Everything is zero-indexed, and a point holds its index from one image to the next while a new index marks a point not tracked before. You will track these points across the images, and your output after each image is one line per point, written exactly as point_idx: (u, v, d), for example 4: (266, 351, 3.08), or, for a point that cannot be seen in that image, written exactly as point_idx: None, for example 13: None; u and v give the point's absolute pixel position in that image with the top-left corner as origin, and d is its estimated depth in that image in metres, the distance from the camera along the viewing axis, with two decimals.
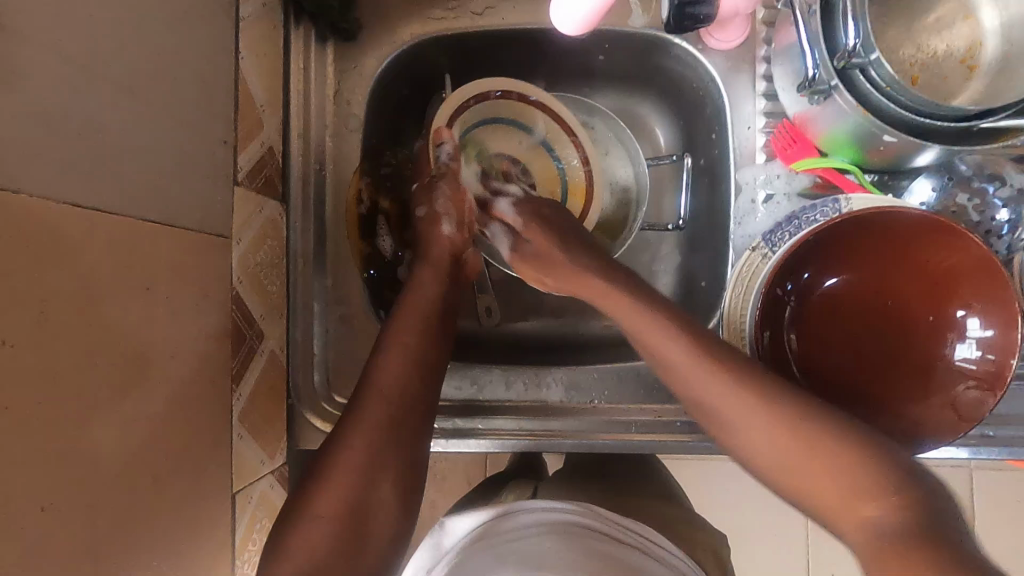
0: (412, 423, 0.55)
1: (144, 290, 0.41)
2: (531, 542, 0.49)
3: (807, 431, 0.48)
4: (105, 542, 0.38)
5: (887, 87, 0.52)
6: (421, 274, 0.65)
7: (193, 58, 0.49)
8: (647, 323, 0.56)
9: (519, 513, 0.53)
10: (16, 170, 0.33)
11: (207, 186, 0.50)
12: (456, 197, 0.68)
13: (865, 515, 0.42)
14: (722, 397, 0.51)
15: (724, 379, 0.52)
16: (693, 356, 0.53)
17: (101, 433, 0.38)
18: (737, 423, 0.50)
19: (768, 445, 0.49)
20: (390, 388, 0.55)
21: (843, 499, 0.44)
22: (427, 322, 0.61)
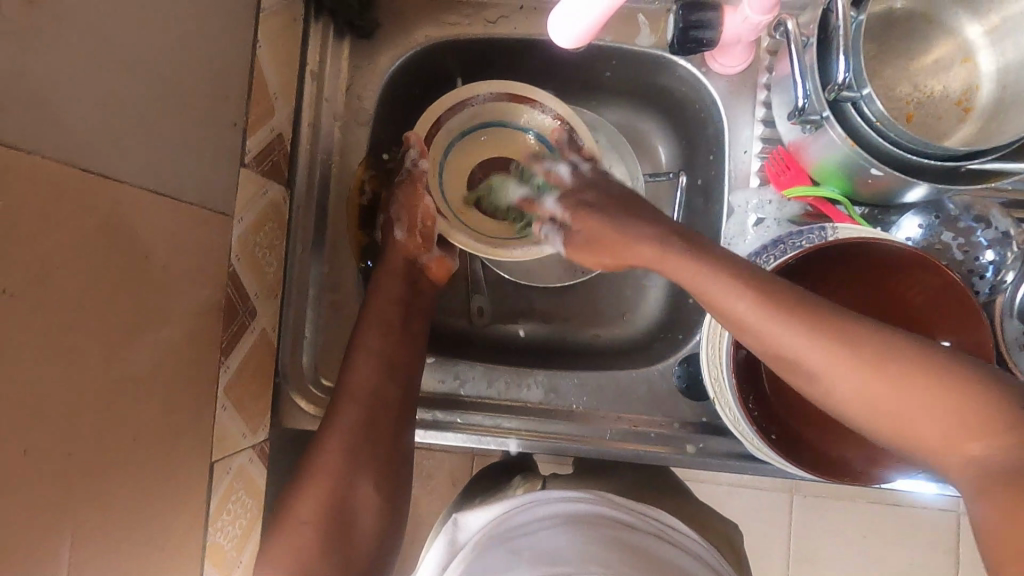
0: (384, 424, 0.61)
1: (143, 257, 0.43)
2: (552, 529, 0.57)
3: (890, 363, 0.44)
4: (82, 491, 0.40)
5: (878, 121, 0.54)
6: (380, 280, 0.67)
7: (212, 44, 0.51)
8: (714, 284, 0.51)
9: (538, 506, 0.61)
10: (33, 132, 0.35)
11: (213, 165, 0.52)
12: (410, 204, 0.67)
13: (969, 452, 0.40)
14: (808, 350, 0.46)
15: (805, 322, 0.47)
16: (757, 312, 0.48)
17: (89, 387, 0.40)
18: (819, 365, 0.46)
19: (855, 392, 0.44)
20: (359, 390, 0.61)
21: (946, 440, 0.41)
22: (391, 324, 0.64)
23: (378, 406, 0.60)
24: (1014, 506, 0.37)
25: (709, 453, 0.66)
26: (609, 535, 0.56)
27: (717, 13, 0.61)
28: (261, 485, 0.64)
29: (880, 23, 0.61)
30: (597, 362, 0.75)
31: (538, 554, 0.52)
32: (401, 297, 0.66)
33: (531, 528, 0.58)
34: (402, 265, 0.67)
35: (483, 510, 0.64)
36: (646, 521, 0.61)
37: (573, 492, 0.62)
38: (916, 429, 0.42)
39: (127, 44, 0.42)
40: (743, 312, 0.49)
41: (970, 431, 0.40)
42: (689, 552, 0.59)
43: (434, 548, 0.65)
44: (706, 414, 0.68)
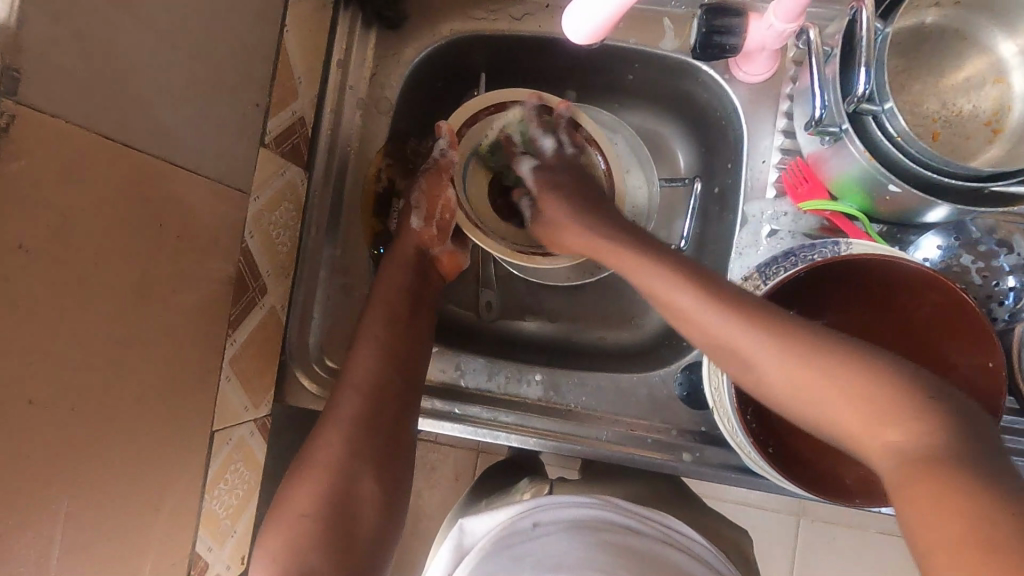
0: (389, 414, 0.61)
1: (158, 226, 0.45)
2: (553, 537, 0.56)
3: (820, 357, 0.45)
4: (83, 445, 0.41)
5: (899, 137, 0.52)
6: (387, 269, 0.68)
7: (240, 26, 0.52)
8: (666, 285, 0.55)
9: (539, 513, 0.60)
10: (60, 97, 0.36)
11: (233, 143, 0.54)
12: (432, 193, 0.71)
13: (886, 441, 0.40)
14: (749, 342, 0.49)
15: (741, 317, 0.50)
16: (698, 303, 0.53)
17: (96, 347, 0.41)
18: (755, 356, 0.49)
19: (781, 378, 0.47)
20: (362, 380, 0.61)
21: (865, 426, 0.42)
22: (394, 313, 0.66)
23: (387, 392, 0.61)
24: (923, 488, 0.36)
25: (704, 463, 0.65)
26: (605, 538, 0.56)
27: (741, 20, 0.60)
28: (260, 458, 0.66)
29: (909, 38, 0.60)
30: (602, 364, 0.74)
31: (543, 563, 0.52)
32: (408, 287, 0.67)
33: (537, 535, 0.57)
34: (413, 253, 0.70)
35: (486, 517, 0.63)
36: (651, 525, 0.60)
37: (576, 497, 0.61)
38: (831, 416, 0.44)
39: (157, 21, 0.43)
40: (686, 304, 0.53)
41: (886, 419, 0.41)
42: (697, 558, 0.59)
43: (440, 551, 0.65)
44: (705, 423, 0.68)
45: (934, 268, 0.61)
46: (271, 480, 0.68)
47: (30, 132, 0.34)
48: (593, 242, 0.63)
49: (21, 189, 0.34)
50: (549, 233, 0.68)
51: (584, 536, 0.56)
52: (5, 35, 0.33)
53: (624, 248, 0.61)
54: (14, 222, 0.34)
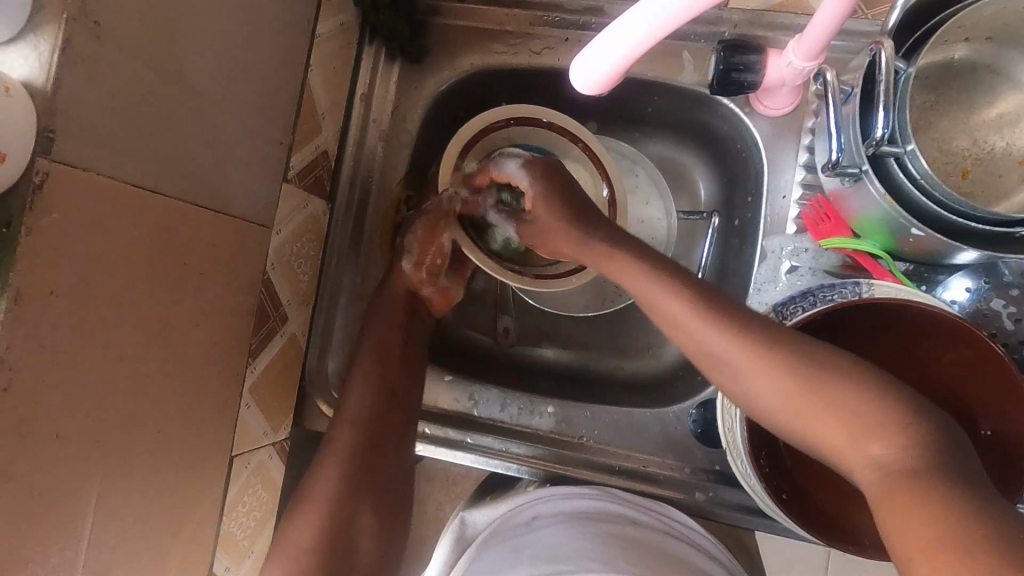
0: (385, 446, 0.63)
1: (181, 265, 0.47)
2: (551, 527, 0.59)
3: (811, 373, 0.47)
4: (107, 475, 0.43)
5: (922, 179, 0.51)
6: (376, 316, 0.68)
7: (266, 69, 0.55)
8: (654, 288, 0.55)
9: (539, 503, 0.63)
10: (90, 152, 0.38)
11: (257, 180, 0.56)
12: (426, 239, 0.69)
13: (870, 453, 0.43)
14: (735, 350, 0.50)
15: (725, 322, 0.51)
16: (693, 312, 0.53)
17: (120, 380, 0.43)
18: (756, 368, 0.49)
19: (773, 398, 0.48)
20: (355, 416, 0.63)
21: (853, 435, 0.44)
22: (387, 351, 0.66)
23: (375, 423, 0.63)
24: (906, 500, 0.40)
25: (719, 503, 0.65)
26: (606, 529, 0.58)
27: (761, 57, 0.60)
28: (279, 479, 0.67)
29: (940, 72, 0.58)
30: (620, 395, 0.74)
31: (539, 556, 0.55)
32: (398, 325, 0.68)
33: (536, 527, 0.60)
34: (404, 295, 0.69)
35: (490, 509, 0.67)
36: (653, 515, 0.62)
37: (574, 489, 0.63)
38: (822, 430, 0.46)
39: (185, 71, 0.45)
40: (676, 309, 0.54)
41: (871, 433, 0.44)
42: (698, 547, 0.61)
43: (440, 541, 0.68)
44: (720, 462, 0.67)
45: (962, 312, 0.60)
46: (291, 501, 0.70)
47: (62, 186, 0.37)
48: (588, 246, 0.61)
49: (52, 239, 0.36)
50: (539, 238, 0.65)
51: (580, 525, 0.58)
52: (41, 98, 0.35)
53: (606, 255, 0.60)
54: (45, 270, 0.36)
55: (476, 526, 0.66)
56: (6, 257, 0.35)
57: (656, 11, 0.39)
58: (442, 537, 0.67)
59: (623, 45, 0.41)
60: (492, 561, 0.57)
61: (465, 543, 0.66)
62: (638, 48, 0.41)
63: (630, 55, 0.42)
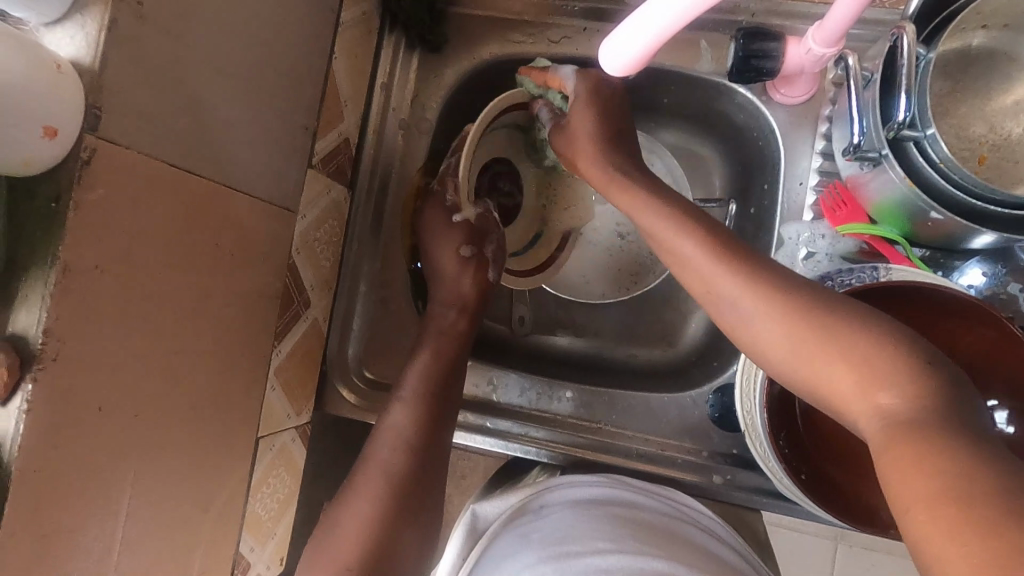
0: (431, 477, 0.62)
1: (213, 245, 0.48)
2: (558, 514, 0.60)
3: (821, 319, 0.45)
4: (141, 450, 0.44)
5: (941, 163, 0.52)
6: (433, 326, 0.68)
7: (293, 55, 0.55)
8: (666, 229, 0.55)
9: (546, 493, 0.63)
10: (132, 131, 0.39)
11: (283, 164, 0.57)
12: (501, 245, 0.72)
13: (879, 403, 0.41)
14: (754, 301, 0.48)
15: (746, 271, 0.50)
16: (704, 254, 0.52)
17: (157, 356, 0.44)
18: (768, 338, 0.48)
19: (780, 344, 0.47)
20: (403, 445, 0.62)
21: (861, 388, 0.42)
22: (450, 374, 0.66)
23: (428, 425, 0.63)
24: (912, 454, 0.37)
25: (737, 486, 0.66)
26: (616, 513, 0.59)
27: (780, 44, 0.60)
28: (302, 463, 0.68)
29: (956, 59, 0.59)
30: (636, 381, 0.75)
31: (548, 540, 0.56)
32: (459, 339, 0.68)
33: (545, 514, 0.61)
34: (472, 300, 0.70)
35: (501, 500, 0.66)
36: (663, 499, 0.63)
37: (581, 475, 0.64)
38: (827, 388, 0.44)
39: (220, 55, 0.46)
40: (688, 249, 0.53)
41: (881, 383, 0.41)
42: (709, 531, 0.61)
43: (454, 533, 0.67)
44: (737, 446, 0.68)
45: (980, 296, 0.61)
46: (311, 485, 0.71)
47: (107, 162, 0.37)
48: (613, 182, 0.62)
49: (97, 215, 0.37)
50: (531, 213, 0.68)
51: (590, 511, 0.59)
52: (89, 76, 0.36)
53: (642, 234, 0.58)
54: (89, 246, 0.37)
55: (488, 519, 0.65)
56: (55, 231, 0.36)
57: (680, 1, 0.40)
58: (454, 533, 0.66)
59: (652, 28, 0.42)
60: (502, 550, 0.58)
61: (477, 534, 0.65)
62: (663, 37, 0.43)
63: (655, 43, 0.43)
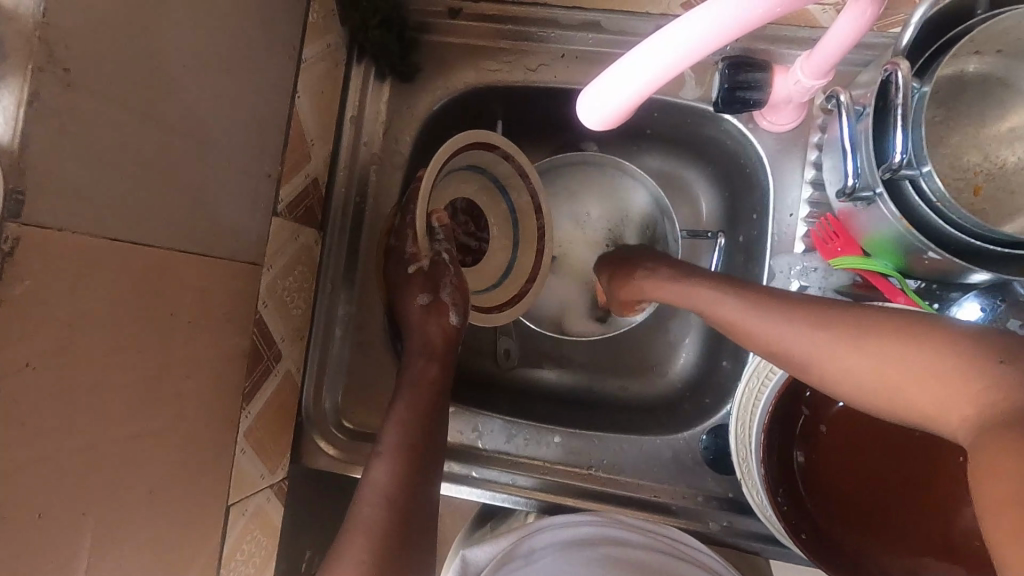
0: (411, 525, 0.57)
1: (168, 317, 0.44)
2: (547, 561, 0.57)
3: (874, 331, 0.43)
4: (93, 546, 0.40)
5: (938, 202, 0.50)
6: (414, 363, 0.65)
7: (251, 100, 0.52)
8: (709, 294, 0.57)
9: (533, 537, 0.60)
10: (64, 209, 0.35)
11: (245, 216, 0.53)
12: (460, 286, 0.66)
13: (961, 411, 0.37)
14: (817, 338, 0.45)
15: (786, 312, 0.49)
16: (744, 312, 0.52)
17: (106, 446, 0.40)
18: (803, 355, 0.46)
19: (839, 366, 0.44)
20: (386, 488, 0.58)
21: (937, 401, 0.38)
22: (429, 412, 0.62)
23: (411, 479, 0.59)
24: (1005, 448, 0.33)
25: (733, 531, 0.63)
26: (604, 554, 0.58)
27: (766, 74, 0.58)
28: (278, 523, 0.65)
29: (949, 86, 0.56)
30: (629, 419, 0.72)
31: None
32: (437, 384, 0.64)
33: (533, 559, 0.58)
34: (442, 342, 0.66)
35: (487, 545, 0.63)
36: (650, 536, 0.61)
37: (576, 517, 0.61)
38: (882, 388, 0.41)
39: (166, 112, 0.42)
40: (730, 310, 0.54)
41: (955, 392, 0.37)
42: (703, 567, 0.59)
43: None
44: (732, 489, 0.65)
45: None
46: (291, 542, 0.67)
47: (35, 249, 0.34)
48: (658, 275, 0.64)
49: (24, 310, 0.33)
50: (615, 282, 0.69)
51: (579, 552, 0.57)
52: (8, 157, 0.32)
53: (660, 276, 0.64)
54: (19, 342, 0.33)
55: (479, 563, 0.63)
56: None
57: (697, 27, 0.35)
58: None
59: (636, 80, 0.39)
60: None
61: None
62: (673, 73, 0.38)
63: (662, 80, 0.39)
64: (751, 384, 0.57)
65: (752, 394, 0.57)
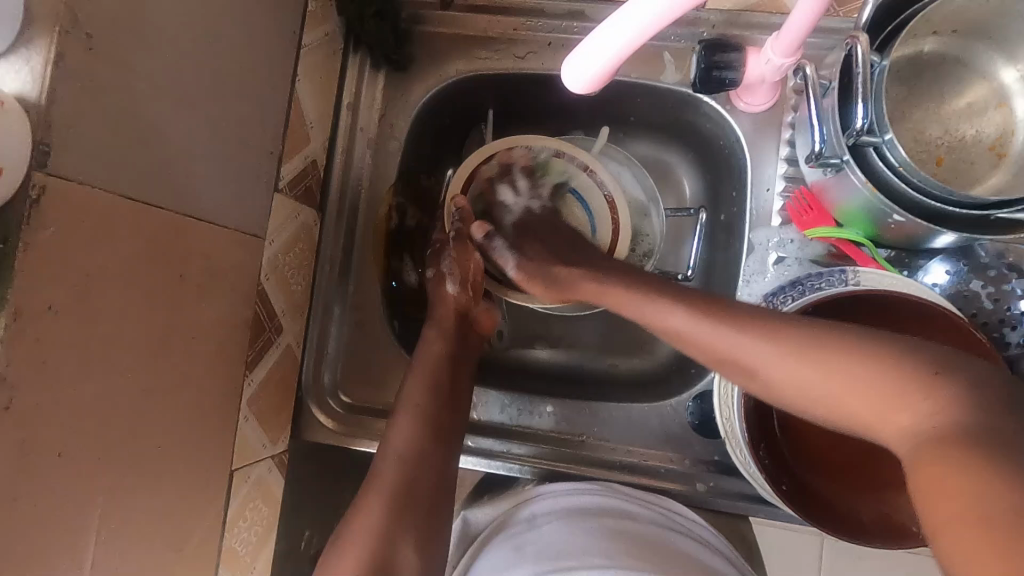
0: (422, 493, 0.58)
1: (177, 278, 0.47)
2: (546, 526, 0.60)
3: (816, 350, 0.44)
4: (105, 491, 0.42)
5: (900, 167, 0.53)
6: (430, 338, 0.68)
7: (255, 79, 0.55)
8: (633, 293, 0.56)
9: (538, 500, 0.63)
10: (84, 164, 0.38)
11: (248, 189, 0.56)
12: (462, 259, 0.71)
13: (900, 424, 0.39)
14: (796, 365, 0.44)
15: (733, 322, 0.49)
16: (693, 324, 0.51)
17: (120, 395, 0.43)
18: (757, 360, 0.47)
19: (782, 368, 0.45)
20: (403, 452, 0.60)
21: (874, 407, 0.40)
22: (440, 376, 0.65)
23: (425, 444, 0.60)
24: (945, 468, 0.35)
25: (720, 493, 0.66)
26: (608, 523, 0.59)
27: (740, 55, 0.62)
28: (280, 495, 0.66)
29: (910, 65, 0.60)
30: (618, 392, 0.74)
31: (543, 555, 0.56)
32: (449, 353, 0.67)
33: (535, 524, 0.61)
34: (453, 316, 0.69)
35: (491, 506, 0.67)
36: (653, 509, 0.62)
37: (577, 484, 0.64)
38: (830, 399, 0.43)
39: (177, 83, 0.45)
40: (678, 323, 0.52)
41: (896, 402, 0.39)
42: (701, 541, 0.61)
43: None
44: (718, 452, 0.68)
45: (943, 294, 0.62)
46: (292, 515, 0.69)
47: (58, 199, 0.36)
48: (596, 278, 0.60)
49: (49, 255, 0.36)
50: (560, 286, 0.64)
51: (582, 522, 0.59)
52: (36, 112, 0.35)
53: (615, 286, 0.58)
54: (43, 285, 0.36)
55: (480, 524, 0.67)
56: (4, 273, 0.34)
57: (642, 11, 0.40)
58: (445, 537, 0.68)
59: (603, 57, 0.43)
60: (494, 564, 0.58)
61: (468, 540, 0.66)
62: (626, 54, 0.43)
63: (618, 60, 0.44)
64: None
65: None
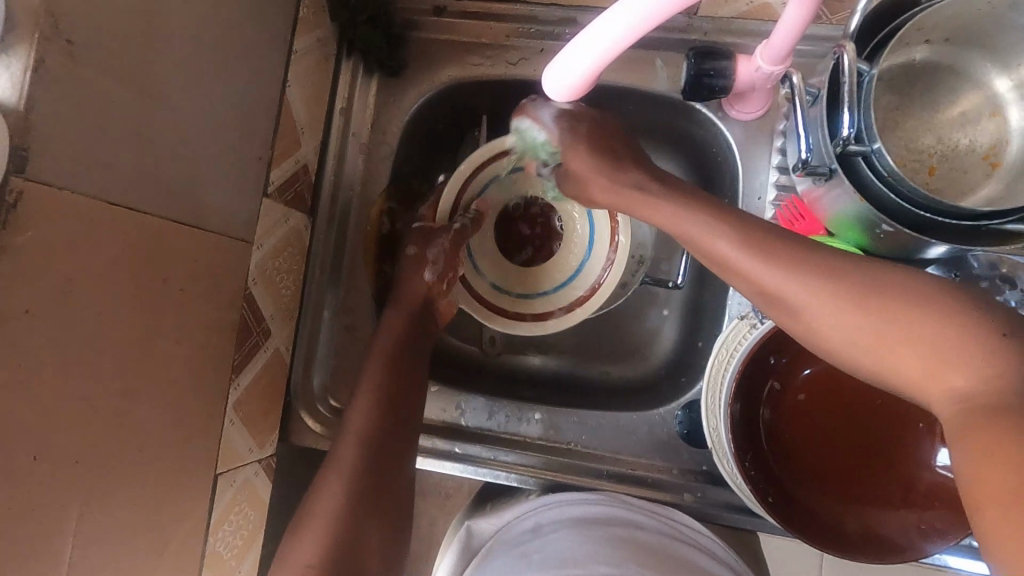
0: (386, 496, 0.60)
1: (161, 281, 0.47)
2: (553, 535, 0.59)
3: (875, 299, 0.42)
4: (85, 493, 0.42)
5: (889, 177, 0.52)
6: (390, 323, 0.67)
7: (242, 85, 0.55)
8: (675, 219, 0.55)
9: (538, 512, 0.63)
10: (63, 171, 0.38)
11: (235, 194, 0.56)
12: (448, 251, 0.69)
13: (950, 386, 0.38)
14: (838, 317, 0.43)
15: (782, 260, 0.46)
16: (740, 251, 0.48)
17: (98, 399, 0.43)
18: (791, 298, 0.45)
19: (844, 331, 0.43)
20: (362, 444, 0.61)
21: (928, 369, 0.39)
22: (398, 369, 0.65)
23: (387, 444, 0.61)
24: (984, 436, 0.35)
25: (708, 503, 0.66)
26: (612, 533, 0.58)
27: (730, 63, 0.61)
28: (266, 499, 0.66)
29: (902, 74, 0.59)
30: (609, 401, 0.74)
31: (548, 563, 0.55)
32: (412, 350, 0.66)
33: (542, 533, 0.60)
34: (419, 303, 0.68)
35: (494, 514, 0.67)
36: (658, 519, 0.62)
37: (578, 493, 0.63)
38: (889, 364, 0.41)
39: (161, 90, 0.46)
40: (723, 247, 0.50)
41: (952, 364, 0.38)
42: (705, 550, 0.60)
43: (447, 547, 0.69)
44: (706, 462, 0.67)
45: None
46: (278, 518, 0.69)
47: (38, 205, 0.37)
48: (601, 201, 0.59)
49: (26, 259, 0.36)
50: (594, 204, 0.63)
51: (589, 532, 0.58)
52: (15, 118, 0.36)
53: (663, 205, 0.57)
54: (21, 290, 0.36)
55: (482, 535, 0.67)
56: None
57: (618, 20, 0.40)
58: (449, 546, 0.68)
59: (583, 65, 0.44)
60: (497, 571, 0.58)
61: (471, 550, 0.67)
62: (608, 62, 0.43)
63: (599, 69, 0.44)
64: (722, 354, 0.59)
65: (721, 366, 0.59)
